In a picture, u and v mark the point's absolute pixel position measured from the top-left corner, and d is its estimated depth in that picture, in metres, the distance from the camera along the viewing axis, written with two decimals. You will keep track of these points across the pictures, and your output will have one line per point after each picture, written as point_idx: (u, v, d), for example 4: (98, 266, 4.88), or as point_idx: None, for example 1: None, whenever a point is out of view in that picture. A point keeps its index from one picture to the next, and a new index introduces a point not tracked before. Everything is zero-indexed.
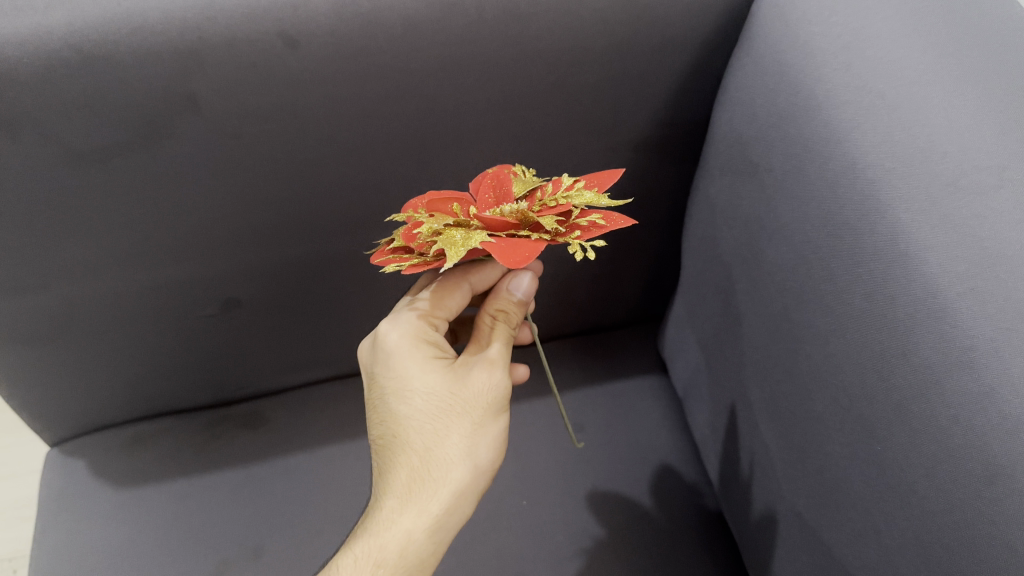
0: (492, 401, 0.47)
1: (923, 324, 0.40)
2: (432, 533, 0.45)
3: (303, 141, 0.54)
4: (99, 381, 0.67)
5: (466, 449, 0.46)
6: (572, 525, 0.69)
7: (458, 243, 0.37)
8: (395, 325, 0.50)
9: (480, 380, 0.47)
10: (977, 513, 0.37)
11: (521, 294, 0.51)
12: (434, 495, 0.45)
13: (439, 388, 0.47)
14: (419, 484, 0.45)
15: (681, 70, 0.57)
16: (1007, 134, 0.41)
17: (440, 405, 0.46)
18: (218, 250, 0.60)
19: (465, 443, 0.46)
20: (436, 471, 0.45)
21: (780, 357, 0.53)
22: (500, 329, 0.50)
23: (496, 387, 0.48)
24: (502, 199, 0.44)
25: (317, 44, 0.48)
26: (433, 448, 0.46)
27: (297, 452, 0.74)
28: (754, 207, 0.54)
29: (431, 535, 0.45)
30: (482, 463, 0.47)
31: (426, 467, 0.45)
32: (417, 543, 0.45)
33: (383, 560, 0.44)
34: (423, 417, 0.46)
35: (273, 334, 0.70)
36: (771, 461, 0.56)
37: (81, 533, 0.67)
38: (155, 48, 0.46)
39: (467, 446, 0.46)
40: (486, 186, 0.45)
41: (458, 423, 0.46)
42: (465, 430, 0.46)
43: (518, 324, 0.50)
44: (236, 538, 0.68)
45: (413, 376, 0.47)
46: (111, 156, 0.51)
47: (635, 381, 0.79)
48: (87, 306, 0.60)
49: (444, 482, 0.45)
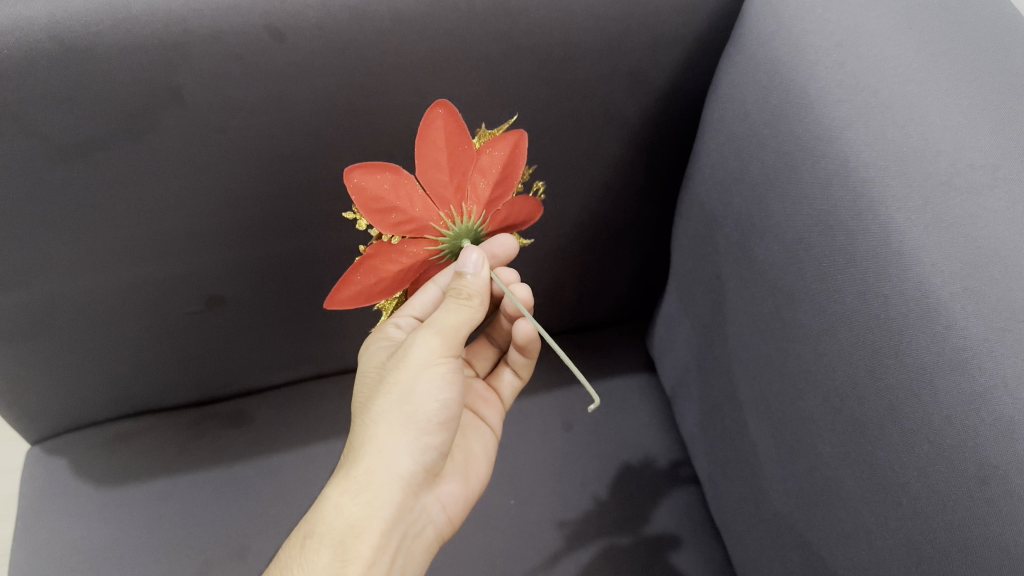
0: (415, 358, 0.49)
1: (914, 320, 0.40)
2: (353, 496, 0.48)
3: (289, 136, 0.53)
4: (80, 378, 0.66)
5: (382, 410, 0.49)
6: (560, 525, 0.68)
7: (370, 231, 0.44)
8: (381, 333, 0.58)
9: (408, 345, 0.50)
10: (968, 513, 0.37)
11: (472, 270, 0.48)
12: (356, 459, 0.49)
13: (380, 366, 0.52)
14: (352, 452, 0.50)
15: (670, 67, 0.57)
16: (1001, 134, 0.41)
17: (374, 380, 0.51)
18: (200, 248, 0.59)
19: (379, 403, 0.49)
20: (360, 436, 0.49)
21: (769, 352, 0.52)
22: (448, 299, 0.49)
23: (420, 350, 0.49)
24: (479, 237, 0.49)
25: (304, 36, 0.48)
26: (362, 417, 0.50)
27: (282, 451, 0.73)
28: (744, 205, 0.53)
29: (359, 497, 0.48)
30: (401, 417, 0.49)
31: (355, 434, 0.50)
32: (338, 507, 0.48)
33: (312, 522, 0.48)
34: (364, 395, 0.52)
35: (258, 332, 0.69)
36: (765, 449, 0.54)
37: (64, 532, 0.67)
38: (139, 41, 0.45)
39: (383, 406, 0.49)
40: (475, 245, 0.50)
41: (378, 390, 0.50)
42: (381, 395, 0.49)
43: (467, 295, 0.48)
44: (221, 538, 0.67)
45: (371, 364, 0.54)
46: (94, 152, 0.50)
47: (623, 380, 0.79)
48: (69, 303, 0.59)
49: (362, 446, 0.49)
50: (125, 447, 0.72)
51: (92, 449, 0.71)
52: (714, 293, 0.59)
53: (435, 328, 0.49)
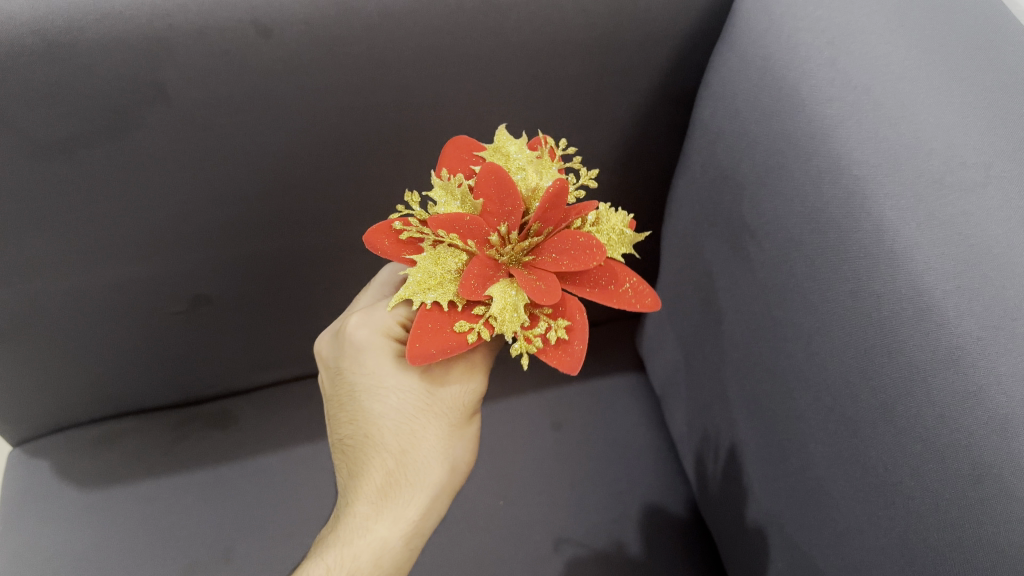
0: (469, 401, 0.45)
1: (907, 319, 0.39)
2: (404, 542, 0.43)
3: (275, 133, 0.52)
4: (63, 379, 0.65)
5: (443, 451, 0.44)
6: (550, 526, 0.68)
7: (553, 327, 0.40)
8: (367, 320, 0.46)
9: (458, 384, 0.45)
10: (961, 513, 0.37)
11: None
12: (411, 500, 0.43)
13: (416, 387, 0.44)
14: (397, 489, 0.43)
15: (661, 63, 0.56)
16: (994, 130, 0.40)
17: (414, 405, 0.44)
18: (186, 246, 0.58)
19: (440, 443, 0.44)
20: (413, 475, 0.43)
21: (761, 350, 0.52)
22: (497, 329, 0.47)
23: (472, 391, 0.45)
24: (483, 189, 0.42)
25: (290, 31, 0.47)
26: (408, 450, 0.43)
27: (268, 451, 0.72)
28: (736, 203, 0.53)
29: (409, 541, 0.43)
30: (455, 463, 0.45)
31: (403, 470, 0.43)
32: (389, 554, 0.42)
33: (359, 563, 0.42)
34: (392, 415, 0.43)
35: (243, 331, 0.68)
36: (756, 448, 0.54)
37: (46, 536, 0.65)
38: (121, 35, 0.45)
39: (444, 447, 0.44)
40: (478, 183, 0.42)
41: (433, 424, 0.44)
42: (439, 433, 0.44)
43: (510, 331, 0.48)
44: (206, 540, 0.66)
45: (385, 375, 0.44)
46: (76, 149, 0.49)
47: (613, 378, 0.78)
48: (51, 303, 0.58)
49: (419, 486, 0.43)
50: (109, 448, 0.71)
51: (75, 451, 0.70)
52: (706, 291, 0.59)
53: (482, 370, 0.46)
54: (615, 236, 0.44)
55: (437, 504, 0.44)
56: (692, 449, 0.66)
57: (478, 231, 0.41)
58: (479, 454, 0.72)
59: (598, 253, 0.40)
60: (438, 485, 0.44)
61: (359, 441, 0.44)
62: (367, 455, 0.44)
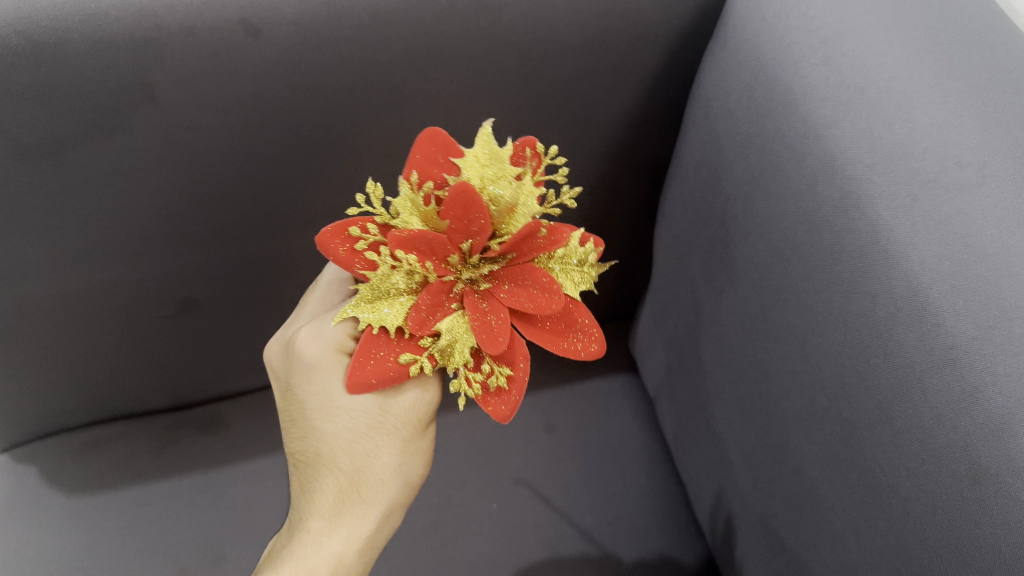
0: (424, 416, 0.45)
1: (902, 320, 0.39)
2: (358, 554, 0.45)
3: (264, 135, 0.52)
4: (50, 384, 0.65)
5: (397, 466, 0.45)
6: (543, 529, 0.67)
7: (495, 371, 0.41)
8: (316, 336, 0.44)
9: (413, 398, 0.44)
10: (958, 514, 0.36)
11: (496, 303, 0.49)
12: (364, 516, 0.44)
13: (372, 405, 0.43)
14: (350, 505, 0.44)
15: (653, 64, 0.56)
16: (989, 130, 0.40)
17: (368, 424, 0.43)
18: (175, 248, 0.57)
19: (394, 459, 0.45)
20: (366, 493, 0.44)
21: (755, 351, 0.51)
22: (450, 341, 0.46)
23: (428, 404, 0.45)
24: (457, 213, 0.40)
25: (279, 32, 0.47)
26: (360, 468, 0.44)
27: (258, 455, 0.71)
28: (729, 204, 0.52)
29: (362, 552, 0.45)
30: (410, 475, 0.46)
31: (356, 488, 0.44)
32: (344, 567, 0.44)
33: None
34: (346, 435, 0.43)
35: (233, 335, 0.67)
36: (750, 450, 0.54)
37: (33, 542, 0.65)
38: (108, 36, 0.44)
39: (398, 463, 0.45)
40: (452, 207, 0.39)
41: (386, 442, 0.44)
42: (392, 449, 0.44)
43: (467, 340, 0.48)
44: (196, 545, 0.66)
45: (337, 395, 0.43)
46: (62, 152, 0.48)
47: (606, 379, 0.78)
48: (37, 307, 0.57)
49: (372, 502, 0.44)
50: (98, 454, 0.70)
51: (63, 457, 0.69)
52: (699, 292, 0.58)
53: (437, 382, 0.46)
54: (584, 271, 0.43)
55: (392, 514, 0.46)
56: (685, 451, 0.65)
57: (439, 254, 0.41)
58: (472, 458, 0.71)
59: (555, 302, 0.39)
60: (390, 499, 0.45)
61: (311, 457, 0.45)
62: (320, 471, 0.44)
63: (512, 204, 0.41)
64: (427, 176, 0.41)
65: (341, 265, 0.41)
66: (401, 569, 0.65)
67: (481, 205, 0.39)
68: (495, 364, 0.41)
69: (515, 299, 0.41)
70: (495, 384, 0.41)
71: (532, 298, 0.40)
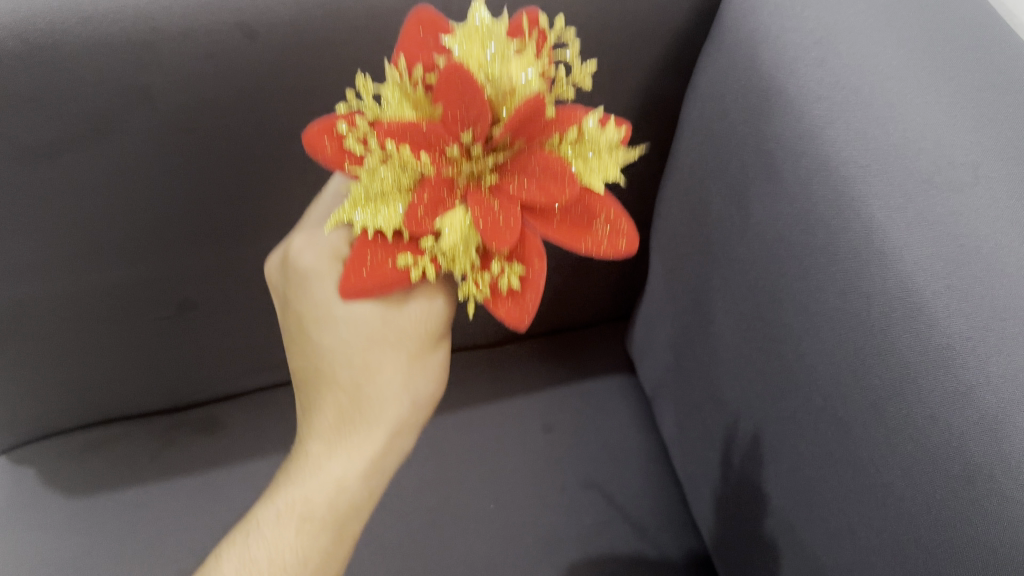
0: (432, 327, 0.45)
1: (896, 320, 0.39)
2: (365, 479, 0.46)
3: (262, 137, 0.52)
4: (48, 385, 0.65)
5: (403, 382, 0.46)
6: (541, 530, 0.67)
7: (508, 274, 0.39)
8: (313, 243, 0.44)
9: (419, 311, 0.44)
10: (953, 514, 0.37)
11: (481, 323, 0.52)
12: (368, 425, 0.45)
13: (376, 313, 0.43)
14: (350, 426, 0.45)
15: (649, 65, 0.56)
16: (982, 130, 0.40)
17: (369, 333, 0.43)
18: (173, 250, 0.58)
19: (398, 376, 0.45)
20: (369, 413, 0.45)
21: (750, 351, 0.51)
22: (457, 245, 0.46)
23: (434, 314, 0.45)
24: (462, 99, 0.37)
25: (275, 33, 0.47)
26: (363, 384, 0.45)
27: (256, 456, 0.71)
28: (725, 204, 0.52)
29: (367, 481, 0.46)
30: (416, 398, 0.47)
31: (357, 405, 0.45)
32: (347, 493, 0.46)
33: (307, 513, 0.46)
34: (347, 357, 0.44)
35: (231, 336, 0.67)
36: (746, 450, 0.54)
37: (32, 544, 0.65)
38: (106, 38, 0.45)
39: (400, 385, 0.45)
40: (450, 91, 0.37)
41: (391, 355, 0.44)
42: (397, 364, 0.45)
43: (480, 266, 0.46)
44: (194, 546, 0.66)
45: (336, 304, 0.43)
46: (59, 154, 0.49)
47: (602, 380, 0.78)
48: (35, 308, 0.58)
49: (376, 423, 0.45)
50: (96, 455, 0.70)
51: (62, 458, 0.69)
52: (695, 293, 0.59)
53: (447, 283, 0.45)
54: (607, 154, 0.39)
55: (398, 440, 0.47)
56: (682, 450, 0.65)
57: (435, 140, 0.38)
58: (470, 458, 0.72)
59: (569, 188, 0.37)
60: (397, 419, 0.46)
61: (309, 371, 0.46)
62: (318, 390, 0.45)
63: (511, 83, 0.38)
64: (415, 60, 0.41)
65: (330, 165, 0.40)
66: (400, 570, 0.65)
67: (476, 82, 0.37)
68: (505, 262, 0.39)
69: (522, 182, 0.38)
70: (506, 284, 0.40)
71: (546, 187, 0.38)
